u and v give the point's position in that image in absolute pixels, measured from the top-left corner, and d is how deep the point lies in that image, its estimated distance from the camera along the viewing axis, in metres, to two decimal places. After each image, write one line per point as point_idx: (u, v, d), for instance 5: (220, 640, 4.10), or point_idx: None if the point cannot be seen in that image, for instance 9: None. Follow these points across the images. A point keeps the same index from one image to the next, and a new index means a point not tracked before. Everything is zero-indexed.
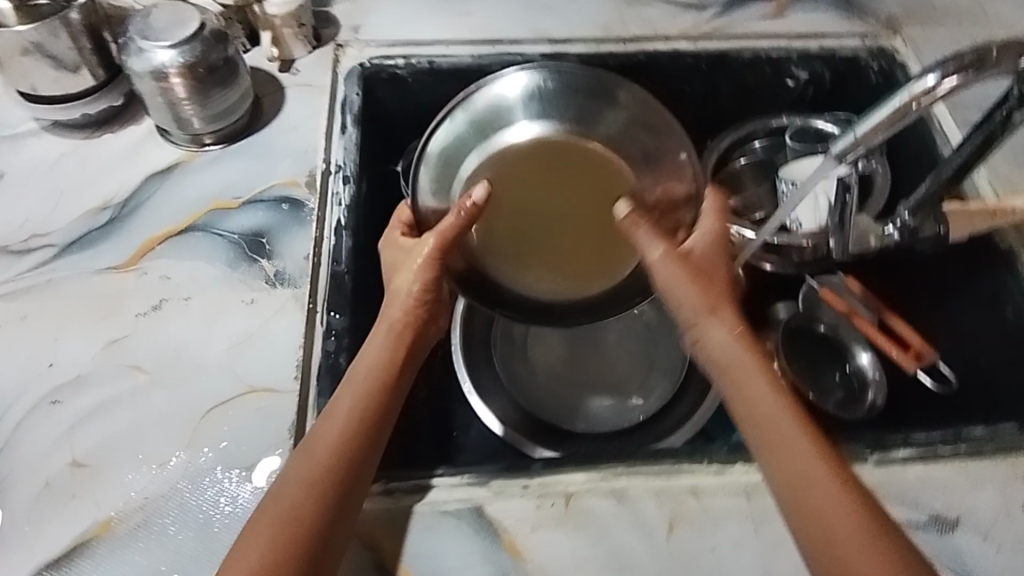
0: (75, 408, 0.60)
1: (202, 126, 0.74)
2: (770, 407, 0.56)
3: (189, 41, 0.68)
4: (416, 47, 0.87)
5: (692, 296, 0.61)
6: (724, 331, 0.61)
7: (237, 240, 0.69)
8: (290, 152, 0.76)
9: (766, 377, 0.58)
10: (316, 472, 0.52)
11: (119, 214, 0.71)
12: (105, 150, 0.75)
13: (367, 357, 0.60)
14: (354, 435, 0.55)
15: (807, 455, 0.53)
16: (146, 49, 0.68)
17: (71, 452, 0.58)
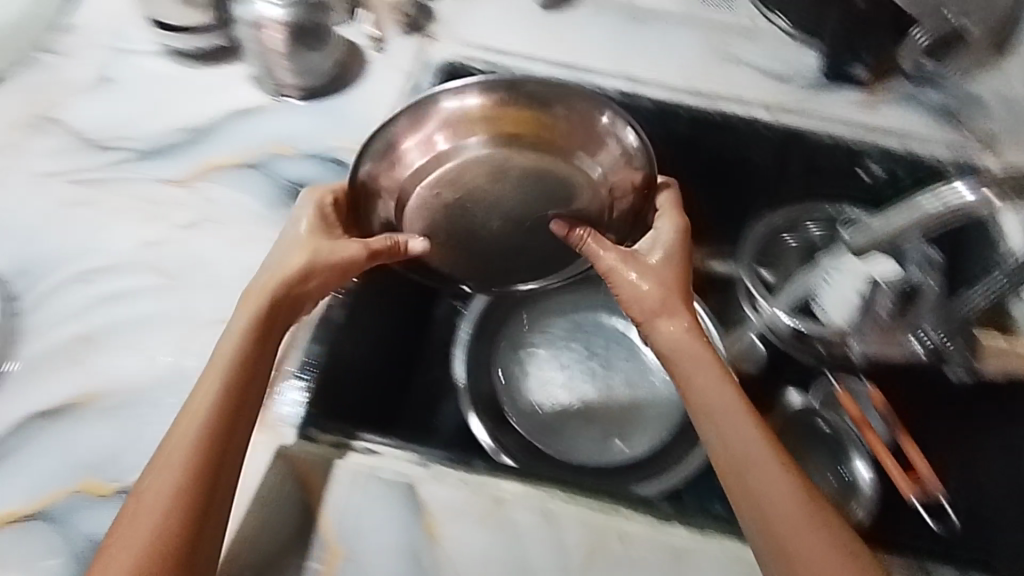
0: (101, 289, 0.67)
1: (290, 80, 0.82)
2: (710, 398, 0.58)
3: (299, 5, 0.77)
4: (505, 56, 0.91)
5: (646, 292, 0.63)
6: (671, 320, 0.62)
7: (283, 185, 0.75)
8: (356, 121, 0.82)
9: (712, 367, 0.59)
10: (224, 369, 0.53)
11: (190, 138, 0.78)
12: (199, 80, 0.84)
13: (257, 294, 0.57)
14: (264, 328, 0.56)
15: (744, 439, 0.56)
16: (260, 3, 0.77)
17: (83, 326, 0.65)
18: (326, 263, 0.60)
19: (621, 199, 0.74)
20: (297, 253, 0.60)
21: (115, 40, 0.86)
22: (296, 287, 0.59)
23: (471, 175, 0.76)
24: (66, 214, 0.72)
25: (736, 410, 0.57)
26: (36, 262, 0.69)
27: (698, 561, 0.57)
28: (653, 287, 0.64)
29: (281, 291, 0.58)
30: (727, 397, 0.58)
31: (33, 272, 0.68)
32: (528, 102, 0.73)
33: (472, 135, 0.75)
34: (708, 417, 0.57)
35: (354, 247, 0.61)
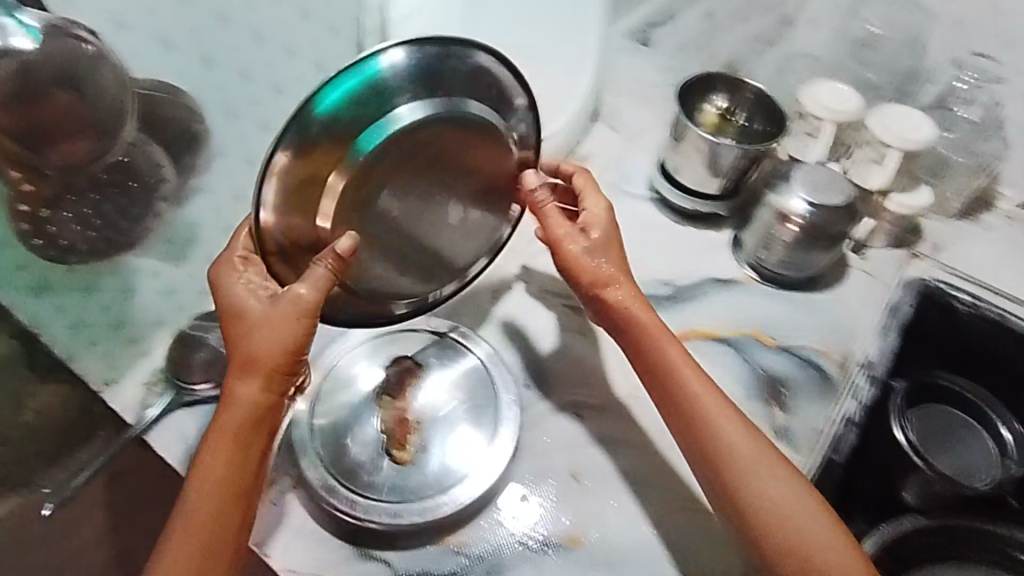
0: (594, 428, 0.69)
1: (776, 266, 0.81)
2: (738, 443, 0.58)
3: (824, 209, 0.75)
4: (991, 292, 0.81)
5: (618, 286, 0.65)
6: (689, 360, 0.62)
7: (759, 375, 0.74)
8: (837, 327, 0.78)
9: (734, 419, 0.59)
10: (230, 432, 0.55)
11: (674, 293, 0.80)
12: (688, 237, 0.85)
13: (263, 335, 0.54)
14: (249, 437, 0.55)
15: (773, 490, 0.56)
16: (787, 193, 0.76)
17: (574, 461, 0.67)
18: (284, 317, 0.54)
19: (532, 194, 0.64)
20: (282, 321, 0.54)
21: (619, 180, 0.92)
22: (241, 323, 0.55)
23: (407, 176, 0.57)
24: (566, 337, 0.75)
25: (762, 465, 0.57)
26: (536, 375, 0.72)
27: None
28: (609, 269, 0.66)
29: (244, 353, 0.55)
30: (748, 450, 0.58)
31: (533, 385, 0.71)
32: (416, 89, 0.53)
33: (398, 98, 0.53)
34: (722, 452, 0.58)
35: (302, 287, 0.53)
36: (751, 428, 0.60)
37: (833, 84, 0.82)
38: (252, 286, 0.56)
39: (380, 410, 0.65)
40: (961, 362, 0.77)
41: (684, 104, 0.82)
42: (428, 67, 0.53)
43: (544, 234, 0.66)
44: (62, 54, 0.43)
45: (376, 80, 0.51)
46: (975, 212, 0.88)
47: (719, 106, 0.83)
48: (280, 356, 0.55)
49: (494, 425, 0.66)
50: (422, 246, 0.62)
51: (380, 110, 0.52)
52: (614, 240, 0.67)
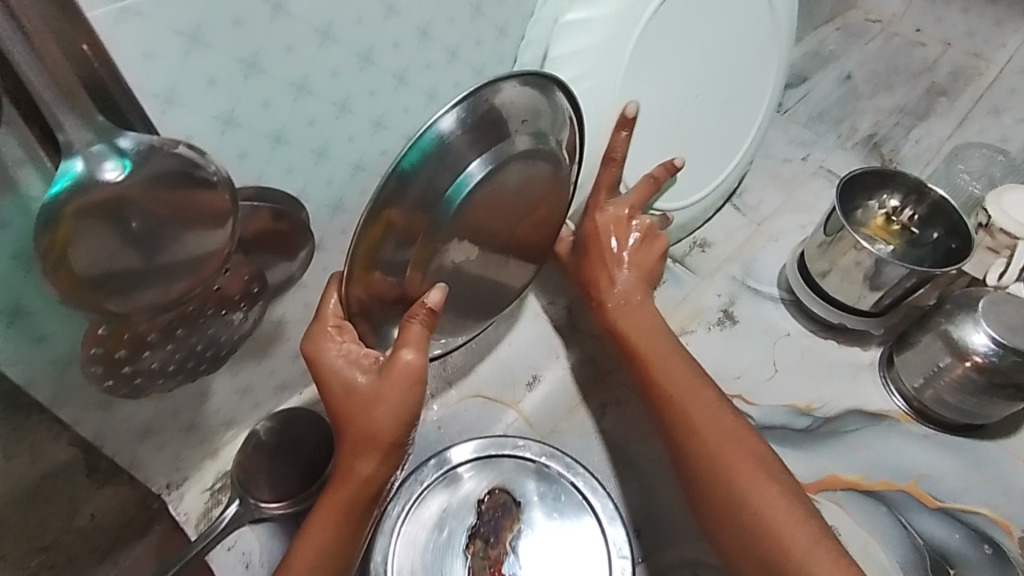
0: None
1: (939, 408, 0.68)
2: (721, 442, 0.55)
3: (1019, 355, 0.61)
4: None
5: (616, 294, 0.63)
6: (671, 350, 0.61)
7: (921, 549, 0.61)
8: (1014, 492, 0.65)
9: (711, 407, 0.57)
10: (337, 508, 0.50)
11: (814, 427, 0.68)
12: (827, 355, 0.73)
13: (381, 418, 0.48)
14: (356, 512, 0.51)
15: (764, 493, 0.52)
16: (969, 330, 0.63)
17: None
18: (396, 389, 0.47)
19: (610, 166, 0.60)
20: (395, 392, 0.47)
21: (745, 276, 0.79)
22: (353, 400, 0.48)
23: (490, 219, 0.52)
24: None
25: (743, 462, 0.54)
26: (648, 520, 0.62)
27: None
28: (613, 276, 0.63)
29: (356, 432, 0.49)
30: (736, 450, 0.55)
31: (646, 534, 0.61)
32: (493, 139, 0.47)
33: (464, 156, 0.46)
34: (705, 451, 0.55)
35: (410, 354, 0.46)
36: (725, 411, 0.57)
37: None
38: (355, 357, 0.48)
39: (469, 557, 0.56)
40: None
41: (844, 199, 0.71)
42: (485, 114, 0.46)
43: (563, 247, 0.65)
44: (175, 171, 0.35)
45: (428, 147, 0.43)
46: None
47: (887, 204, 0.72)
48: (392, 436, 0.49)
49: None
50: (509, 273, 0.60)
51: (455, 175, 0.46)
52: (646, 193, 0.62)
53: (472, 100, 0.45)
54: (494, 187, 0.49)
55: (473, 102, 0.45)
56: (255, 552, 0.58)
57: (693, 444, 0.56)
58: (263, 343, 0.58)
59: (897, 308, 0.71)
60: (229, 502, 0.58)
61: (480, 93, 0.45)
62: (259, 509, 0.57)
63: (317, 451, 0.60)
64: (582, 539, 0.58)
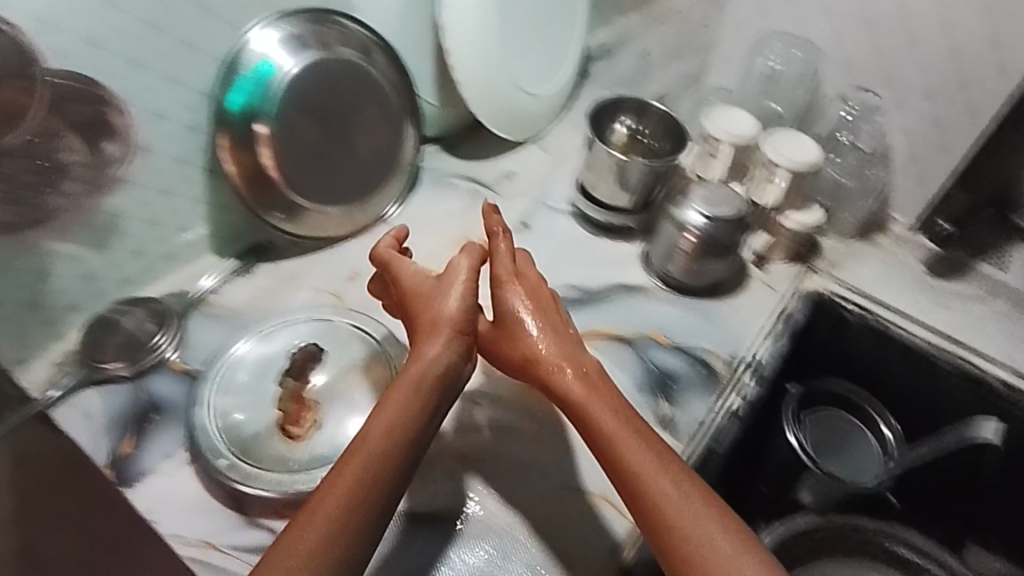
0: (486, 415, 0.70)
1: (678, 276, 0.85)
2: (682, 501, 0.54)
3: (719, 220, 0.80)
4: (880, 304, 0.87)
5: (549, 343, 0.63)
6: (653, 454, 0.57)
7: (653, 372, 0.76)
8: (728, 332, 0.82)
9: (688, 486, 0.55)
10: (374, 444, 0.52)
11: (582, 298, 0.83)
12: (600, 249, 0.89)
13: (439, 303, 0.60)
14: (392, 452, 0.53)
15: (713, 540, 0.52)
16: (686, 206, 0.82)
17: (461, 446, 0.67)
18: (451, 288, 0.61)
19: (499, 241, 0.66)
20: (452, 287, 0.61)
21: (544, 197, 0.96)
22: (420, 303, 0.61)
23: (322, 107, 0.75)
24: None
25: (673, 472, 0.56)
26: None
27: None
28: (556, 342, 0.63)
29: (420, 330, 0.60)
30: (704, 519, 0.53)
31: None
32: (301, 43, 0.72)
33: (279, 62, 0.71)
34: (672, 516, 0.53)
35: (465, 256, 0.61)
36: (666, 451, 0.58)
37: (732, 109, 0.88)
38: (425, 275, 0.63)
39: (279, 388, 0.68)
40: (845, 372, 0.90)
41: (595, 126, 0.88)
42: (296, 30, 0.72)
43: (485, 323, 0.64)
44: None
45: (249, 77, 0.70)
46: (873, 234, 0.95)
47: (628, 126, 0.91)
48: (459, 316, 0.60)
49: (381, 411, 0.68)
50: (353, 166, 0.81)
51: (269, 79, 0.71)
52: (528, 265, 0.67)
53: (280, 25, 0.71)
54: (308, 73, 0.72)
55: (284, 26, 0.72)
56: (94, 407, 0.67)
57: (637, 455, 0.56)
58: (100, 232, 0.69)
59: (644, 208, 0.88)
60: (75, 372, 0.69)
61: (289, 20, 0.72)
62: (100, 368, 0.68)
63: (152, 324, 0.72)
64: (372, 378, 0.70)
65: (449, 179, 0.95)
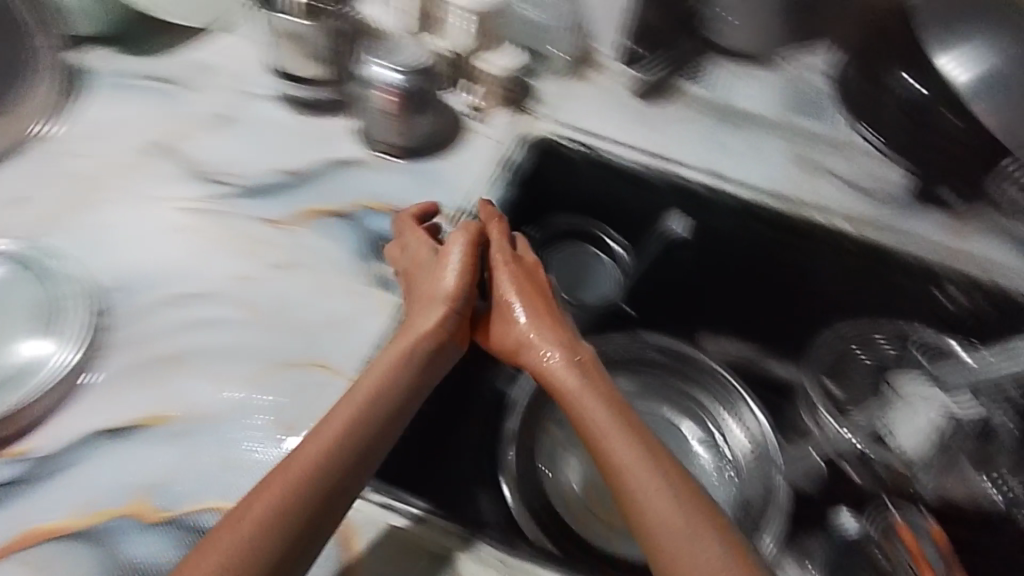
0: (189, 316, 0.69)
1: (389, 138, 0.85)
2: (635, 469, 0.55)
3: (408, 74, 0.80)
4: (594, 138, 0.93)
5: (540, 322, 0.67)
6: (609, 415, 0.59)
7: (371, 240, 0.77)
8: (446, 188, 0.84)
9: (636, 447, 0.56)
10: (342, 424, 0.56)
11: (291, 180, 0.81)
12: (309, 127, 0.86)
13: (428, 278, 0.69)
14: (354, 432, 0.55)
15: (654, 499, 0.53)
16: (373, 65, 0.80)
17: (164, 350, 0.67)
18: (432, 262, 0.70)
19: (495, 229, 0.74)
20: (447, 261, 0.69)
21: (243, 87, 0.88)
22: (418, 275, 0.70)
23: None
24: (168, 235, 0.75)
25: (628, 426, 0.58)
26: (130, 279, 0.71)
27: None
28: (533, 314, 0.68)
29: (422, 300, 0.68)
30: (643, 472, 0.54)
31: (128, 289, 0.70)
32: None
33: None
34: (609, 468, 0.56)
35: (457, 243, 0.70)
36: (618, 414, 0.59)
37: None
38: (414, 246, 0.72)
39: None
40: (583, 212, 0.92)
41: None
42: None
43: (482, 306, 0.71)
44: None
45: None
46: (583, 69, 0.99)
47: None
48: (462, 291, 0.68)
49: (59, 332, 0.66)
50: None
51: None
52: (535, 265, 0.73)
53: None
54: None
55: None
56: None
57: (587, 400, 0.61)
58: None
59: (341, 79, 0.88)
60: None
61: None
62: None
63: None
64: (35, 300, 0.67)
65: (128, 81, 0.86)
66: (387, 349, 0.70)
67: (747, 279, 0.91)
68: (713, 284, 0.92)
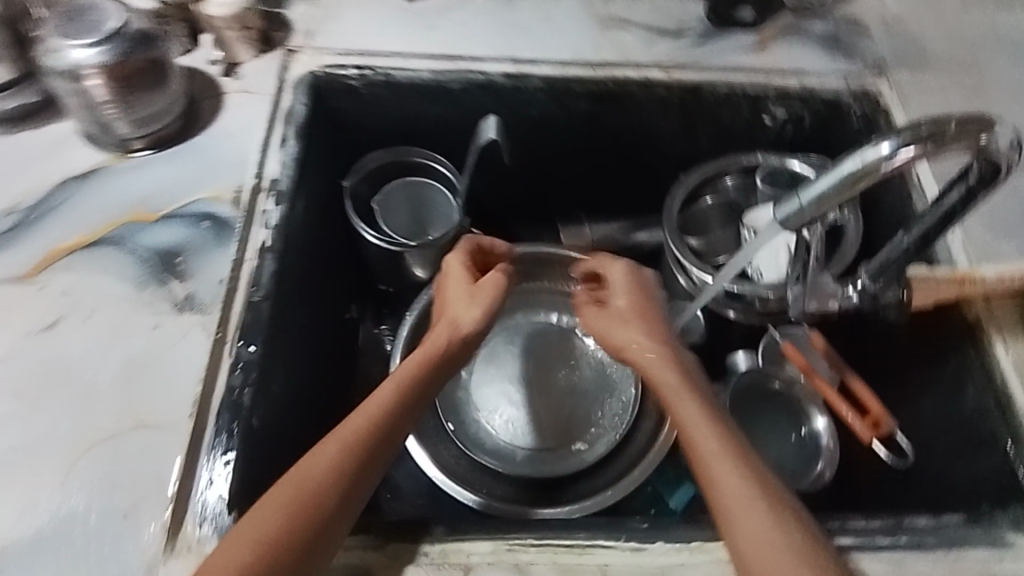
0: None
1: (130, 131, 0.70)
2: (711, 448, 0.53)
3: (106, 44, 0.64)
4: (374, 56, 0.81)
5: (634, 318, 0.67)
6: (697, 407, 0.57)
7: (149, 257, 0.65)
8: (221, 166, 0.72)
9: (723, 439, 0.53)
10: (353, 443, 0.54)
11: (26, 216, 0.67)
12: (22, 146, 0.71)
13: (460, 306, 0.69)
14: (371, 452, 0.54)
15: (733, 483, 0.50)
16: (62, 46, 0.64)
17: None
18: (483, 284, 0.71)
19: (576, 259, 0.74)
20: (472, 287, 0.71)
21: None
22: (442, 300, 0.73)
23: None
24: None
25: (710, 420, 0.55)
26: None
27: None
28: (627, 309, 0.68)
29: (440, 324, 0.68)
30: (721, 457, 0.52)
31: None
32: None
33: None
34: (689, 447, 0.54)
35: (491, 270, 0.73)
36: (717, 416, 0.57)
37: None
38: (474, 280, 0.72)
39: None
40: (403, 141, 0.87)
41: None
42: None
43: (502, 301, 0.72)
44: None
45: None
46: None
47: None
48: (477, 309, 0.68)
49: None
50: None
51: None
52: (631, 275, 0.72)
53: None
54: None
55: None
56: None
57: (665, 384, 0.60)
58: None
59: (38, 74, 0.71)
60: None
61: None
62: None
63: None
64: None
65: None
66: (209, 375, 0.60)
67: (591, 154, 0.92)
68: (560, 166, 0.93)
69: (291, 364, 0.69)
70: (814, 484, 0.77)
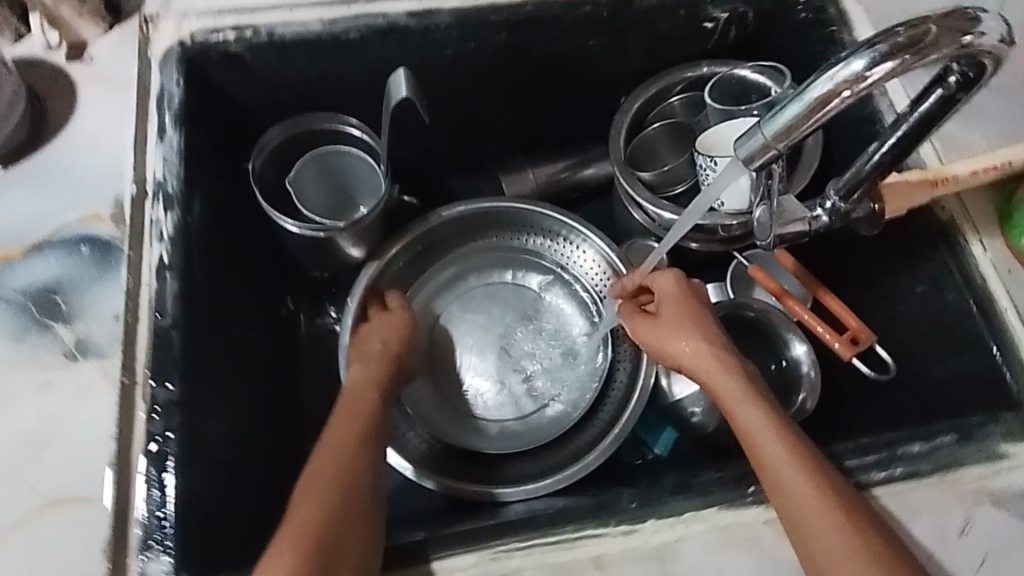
0: None
1: None
2: (798, 483, 0.52)
3: None
4: (250, 12, 0.69)
5: (693, 330, 0.64)
6: (775, 430, 0.55)
7: (24, 301, 0.56)
8: (89, 177, 0.61)
9: (811, 469, 0.52)
10: (322, 500, 0.53)
11: None
12: None
13: (372, 344, 0.70)
14: (344, 504, 0.53)
15: (825, 523, 0.49)
16: None
17: None
18: (381, 322, 0.72)
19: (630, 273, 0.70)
20: (379, 323, 0.72)
21: None
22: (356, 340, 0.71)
23: None
24: None
25: (793, 447, 0.54)
26: None
27: (685, 554, 0.53)
28: (677, 320, 0.65)
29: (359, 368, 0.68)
30: (810, 490, 0.51)
31: None
32: None
33: None
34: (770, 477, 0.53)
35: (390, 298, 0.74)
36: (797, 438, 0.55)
37: None
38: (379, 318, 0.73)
39: None
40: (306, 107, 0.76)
41: None
42: None
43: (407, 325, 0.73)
44: None
45: None
46: None
47: None
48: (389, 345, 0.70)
49: None
50: None
51: None
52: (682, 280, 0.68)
53: None
54: None
55: None
56: None
57: (736, 410, 0.58)
58: None
59: None
60: None
61: None
62: None
63: None
64: None
65: None
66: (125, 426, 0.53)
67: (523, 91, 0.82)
68: (489, 108, 0.84)
69: (224, 388, 0.62)
70: (796, 418, 0.72)
